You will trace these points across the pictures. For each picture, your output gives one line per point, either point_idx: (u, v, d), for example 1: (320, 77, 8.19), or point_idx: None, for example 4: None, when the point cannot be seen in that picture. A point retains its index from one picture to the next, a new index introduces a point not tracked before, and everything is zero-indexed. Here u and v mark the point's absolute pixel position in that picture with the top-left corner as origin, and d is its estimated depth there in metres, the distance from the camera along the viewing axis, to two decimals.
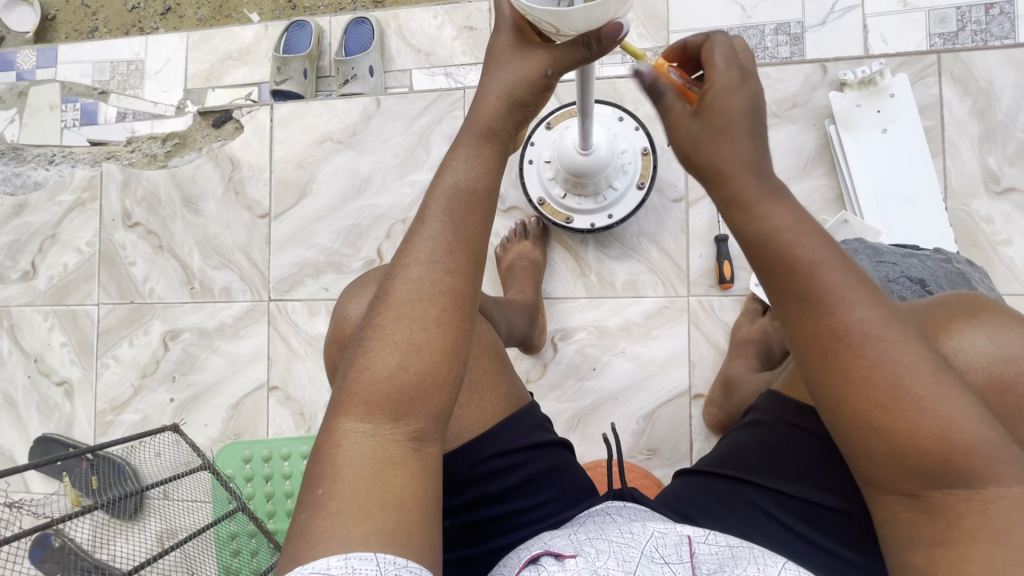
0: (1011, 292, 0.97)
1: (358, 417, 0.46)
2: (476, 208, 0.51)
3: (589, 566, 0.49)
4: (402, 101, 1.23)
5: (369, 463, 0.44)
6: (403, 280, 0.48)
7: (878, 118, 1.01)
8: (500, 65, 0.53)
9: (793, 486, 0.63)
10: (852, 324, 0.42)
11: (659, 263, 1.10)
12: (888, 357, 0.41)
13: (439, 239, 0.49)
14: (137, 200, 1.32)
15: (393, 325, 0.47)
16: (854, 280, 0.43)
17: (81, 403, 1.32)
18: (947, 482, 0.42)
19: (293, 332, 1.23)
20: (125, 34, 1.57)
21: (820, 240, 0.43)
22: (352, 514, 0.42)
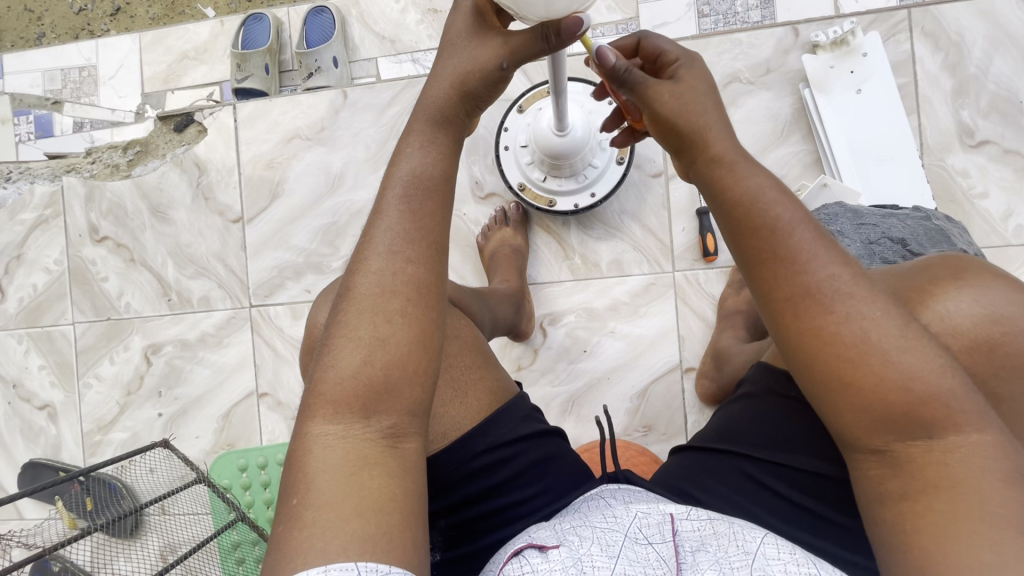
0: (989, 245, 0.98)
1: (326, 419, 0.46)
2: (433, 195, 0.49)
3: (572, 555, 0.50)
4: (370, 92, 1.19)
5: (343, 467, 0.44)
6: (366, 275, 0.47)
7: (852, 79, 1.00)
8: (454, 51, 0.51)
9: (793, 456, 0.63)
10: (818, 283, 0.43)
11: (642, 240, 1.09)
12: (855, 315, 0.43)
13: (397, 229, 0.48)
14: (103, 213, 1.28)
15: (357, 321, 0.46)
16: (819, 242, 0.44)
17: (67, 426, 1.29)
18: (914, 434, 0.43)
19: (279, 337, 1.21)
20: (75, 38, 1.49)
21: (792, 202, 0.45)
22: (330, 522, 0.42)
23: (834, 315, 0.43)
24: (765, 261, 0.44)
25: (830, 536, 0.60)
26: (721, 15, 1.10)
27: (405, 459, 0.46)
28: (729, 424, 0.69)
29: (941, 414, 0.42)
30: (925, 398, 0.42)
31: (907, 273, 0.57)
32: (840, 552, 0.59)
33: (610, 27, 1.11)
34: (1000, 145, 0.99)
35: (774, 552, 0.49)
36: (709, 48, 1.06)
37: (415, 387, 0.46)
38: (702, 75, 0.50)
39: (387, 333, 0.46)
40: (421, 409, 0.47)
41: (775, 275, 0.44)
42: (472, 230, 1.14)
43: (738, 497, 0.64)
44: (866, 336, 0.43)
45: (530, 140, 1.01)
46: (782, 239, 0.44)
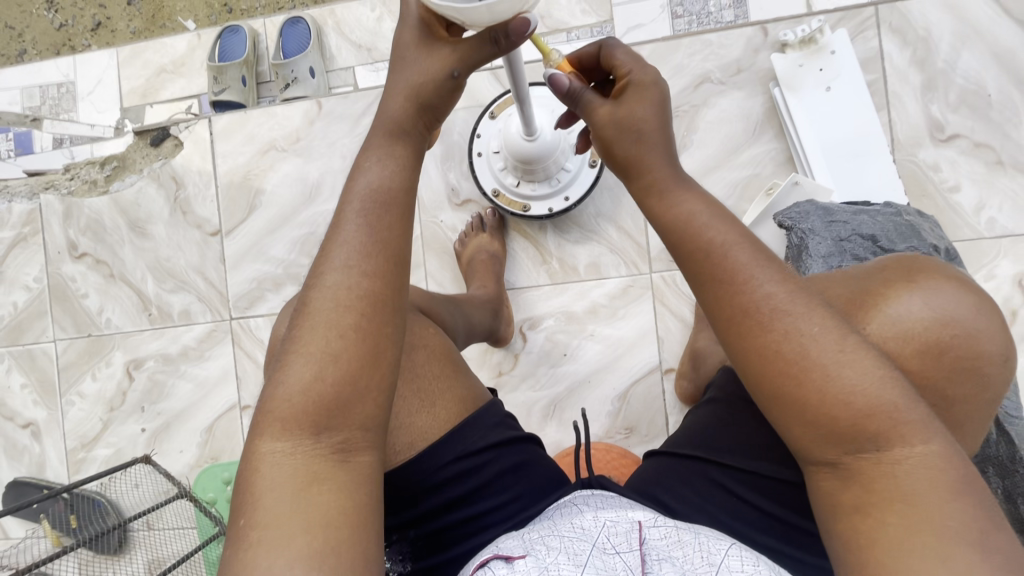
0: (962, 239, 0.98)
1: (275, 437, 0.45)
2: (393, 208, 0.49)
3: (539, 565, 0.50)
4: (344, 101, 1.19)
5: (291, 483, 0.44)
6: (319, 291, 0.47)
7: (821, 76, 1.00)
8: (405, 63, 0.51)
9: (761, 464, 0.63)
10: (758, 301, 0.44)
11: (619, 242, 1.09)
12: (799, 326, 0.43)
13: (355, 242, 0.48)
14: (82, 229, 1.28)
15: (310, 337, 0.46)
16: (760, 260, 0.45)
17: (50, 444, 1.28)
18: (859, 446, 0.43)
19: (259, 349, 1.20)
20: (55, 54, 1.49)
21: (726, 221, 0.46)
22: (274, 542, 0.42)
23: (781, 322, 0.43)
24: (708, 273, 0.45)
25: (800, 543, 0.61)
26: (694, 16, 1.09)
27: (358, 476, 0.46)
28: (699, 430, 0.68)
29: (887, 417, 0.42)
30: (872, 402, 0.42)
31: (865, 276, 0.57)
32: (799, 554, 0.60)
33: (582, 30, 1.11)
34: (970, 139, 0.99)
35: (738, 564, 0.49)
36: (680, 50, 1.07)
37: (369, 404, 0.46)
38: (654, 91, 0.49)
39: (340, 349, 0.46)
40: (375, 426, 0.47)
41: (726, 283, 0.44)
42: (450, 237, 1.14)
43: (710, 506, 0.63)
44: (813, 344, 0.43)
45: (502, 148, 1.01)
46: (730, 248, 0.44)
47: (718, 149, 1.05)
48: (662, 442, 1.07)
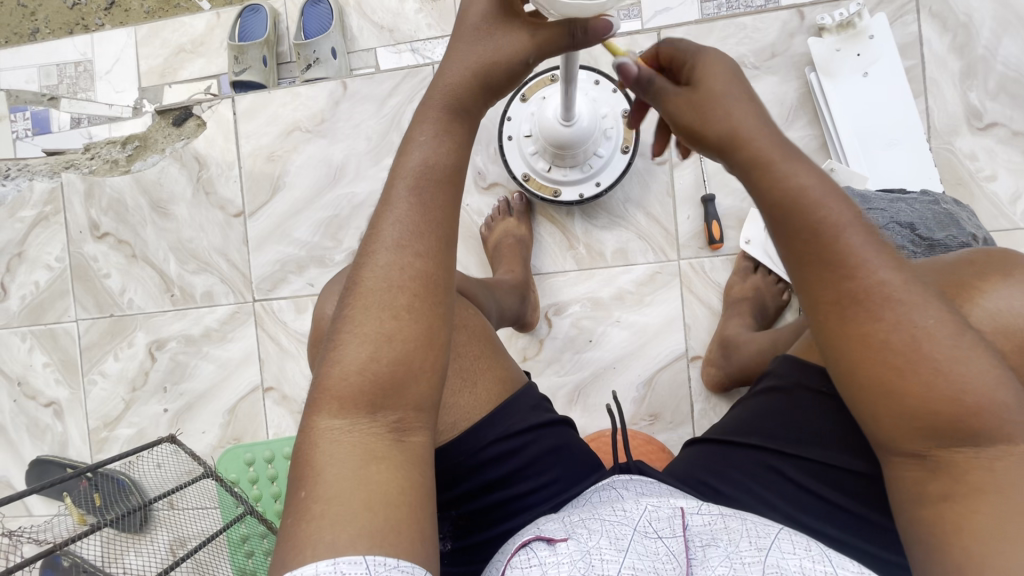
0: (997, 228, 0.97)
1: (333, 413, 0.45)
2: (443, 185, 0.48)
3: (581, 548, 0.49)
4: (369, 82, 1.17)
5: (353, 458, 0.44)
6: (376, 266, 0.46)
7: (858, 61, 0.99)
8: (473, 39, 0.49)
9: (823, 452, 0.63)
10: (876, 286, 0.43)
11: (647, 228, 1.08)
12: (911, 319, 0.43)
13: (405, 220, 0.47)
14: (103, 209, 1.27)
15: (376, 314, 0.46)
16: (873, 244, 0.44)
17: (73, 423, 1.29)
18: (956, 439, 0.43)
19: (282, 331, 1.20)
20: (69, 33, 1.48)
21: (843, 201, 0.44)
22: (337, 519, 0.42)
23: (900, 321, 0.43)
24: (810, 257, 0.44)
25: (865, 536, 0.60)
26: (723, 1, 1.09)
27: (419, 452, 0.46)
28: (753, 417, 0.69)
29: (1002, 416, 0.42)
30: (975, 400, 0.42)
31: (946, 268, 0.57)
32: (865, 546, 0.60)
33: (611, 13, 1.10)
34: (1009, 128, 0.97)
35: (790, 547, 0.49)
36: (713, 33, 1.05)
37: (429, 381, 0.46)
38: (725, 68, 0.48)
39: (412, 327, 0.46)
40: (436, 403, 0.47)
41: (840, 268, 0.43)
42: (476, 221, 1.13)
43: (765, 492, 0.64)
44: (930, 341, 0.42)
45: (534, 130, 0.99)
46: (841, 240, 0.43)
47: None
48: (687, 428, 1.07)
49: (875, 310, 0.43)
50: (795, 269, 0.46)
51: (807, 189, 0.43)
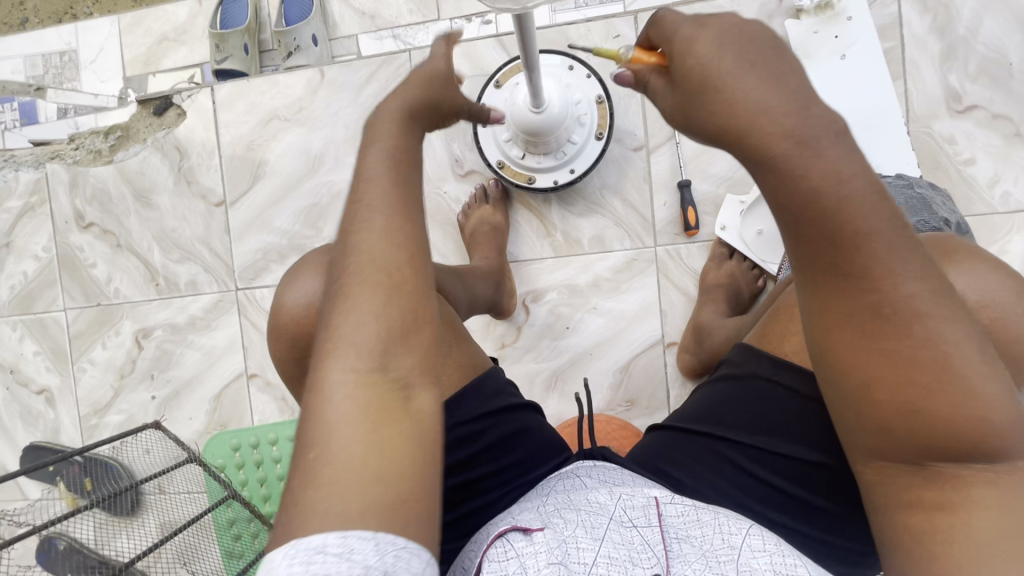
0: (975, 213, 0.96)
1: (336, 374, 0.43)
2: (414, 167, 0.50)
3: (557, 536, 0.50)
4: (346, 70, 1.16)
5: (362, 427, 0.41)
6: (370, 237, 0.45)
7: (836, 44, 0.97)
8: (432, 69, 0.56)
9: (772, 441, 0.63)
10: (902, 296, 0.43)
11: (624, 215, 1.08)
12: (936, 331, 0.43)
13: (389, 190, 0.47)
14: (88, 199, 1.28)
15: (373, 288, 0.44)
16: (908, 252, 0.43)
17: (65, 410, 1.32)
18: (960, 453, 0.44)
19: (265, 319, 1.22)
20: (58, 22, 1.46)
21: (885, 208, 0.43)
22: (345, 491, 0.39)
23: (926, 330, 0.43)
24: (843, 264, 0.43)
25: (808, 520, 0.62)
26: None
27: (413, 424, 0.43)
28: (711, 404, 0.68)
29: (1003, 431, 0.43)
30: (980, 414, 0.43)
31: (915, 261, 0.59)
32: (810, 531, 0.62)
33: None
34: (988, 110, 0.96)
35: (759, 543, 0.50)
36: (691, 16, 1.03)
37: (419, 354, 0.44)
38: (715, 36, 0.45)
39: (407, 306, 0.44)
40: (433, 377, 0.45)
41: (871, 276, 0.43)
42: (453, 208, 1.13)
43: (718, 480, 0.64)
44: (951, 352, 0.43)
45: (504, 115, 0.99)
46: (875, 239, 0.42)
47: None
48: (663, 414, 1.08)
49: (889, 322, 0.43)
50: (820, 271, 0.45)
51: (833, 182, 0.42)
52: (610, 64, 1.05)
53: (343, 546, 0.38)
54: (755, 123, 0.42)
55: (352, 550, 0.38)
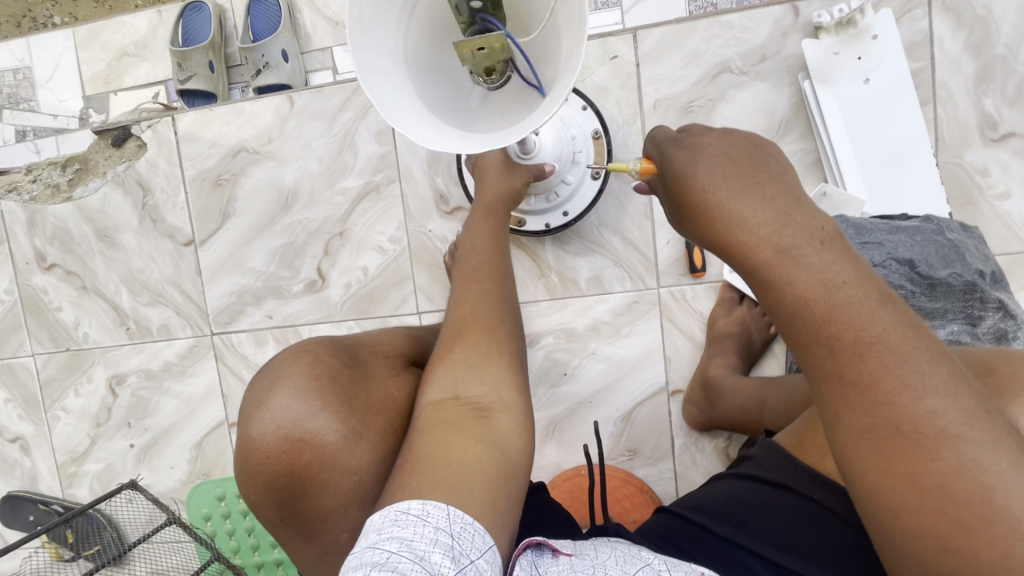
0: (1008, 252, 0.88)
1: (432, 401, 0.56)
2: (494, 253, 0.70)
3: (586, 562, 0.52)
4: (318, 96, 1.06)
5: (446, 440, 0.52)
6: (471, 304, 0.63)
7: (858, 66, 0.87)
8: (492, 179, 0.78)
9: (809, 567, 0.59)
10: (917, 415, 0.40)
11: (624, 255, 1.00)
12: (969, 456, 0.38)
13: (482, 253, 0.70)
14: (48, 238, 1.19)
15: (471, 342, 0.59)
16: (920, 365, 0.40)
17: (41, 458, 1.26)
18: None
19: (243, 365, 1.14)
20: (16, 27, 1.33)
21: (886, 313, 0.42)
22: (435, 483, 0.47)
23: (963, 457, 0.38)
24: (850, 379, 0.42)
25: None
26: None
27: (497, 436, 0.53)
28: (737, 506, 0.67)
29: None
30: None
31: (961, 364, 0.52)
32: None
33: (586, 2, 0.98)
34: None
35: None
36: (696, 34, 0.93)
37: (509, 388, 0.57)
38: (722, 145, 0.50)
39: (502, 352, 0.60)
40: (522, 407, 0.57)
41: (870, 391, 0.41)
42: (439, 248, 1.05)
43: None
44: (994, 481, 0.38)
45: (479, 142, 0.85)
46: (884, 356, 0.41)
47: None
48: (667, 464, 1.02)
49: (926, 444, 0.39)
50: (829, 389, 0.43)
51: (829, 283, 0.43)
52: (607, 89, 0.95)
53: (423, 510, 0.45)
54: (748, 239, 0.45)
55: (428, 514, 0.45)
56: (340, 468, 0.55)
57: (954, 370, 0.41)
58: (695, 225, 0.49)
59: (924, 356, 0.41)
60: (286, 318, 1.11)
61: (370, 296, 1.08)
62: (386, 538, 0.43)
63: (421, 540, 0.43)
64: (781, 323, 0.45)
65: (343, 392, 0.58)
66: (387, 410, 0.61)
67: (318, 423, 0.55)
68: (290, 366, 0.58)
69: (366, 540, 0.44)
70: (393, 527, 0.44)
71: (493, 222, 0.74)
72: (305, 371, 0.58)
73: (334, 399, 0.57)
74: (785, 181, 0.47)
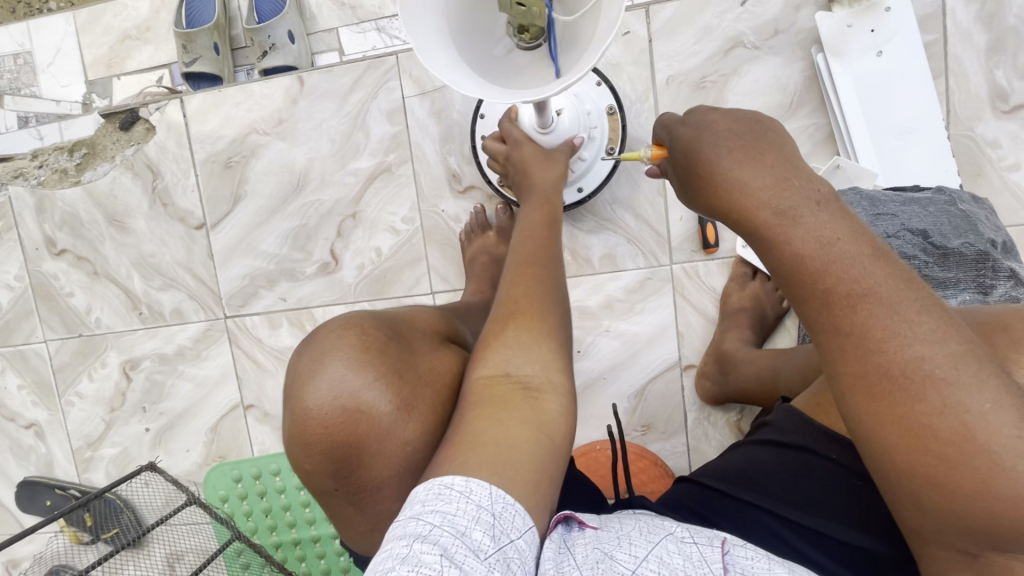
0: (1017, 223, 0.89)
1: (483, 375, 0.55)
2: (545, 231, 0.71)
3: (613, 534, 0.53)
4: (328, 76, 1.05)
5: (501, 415, 0.51)
6: (525, 286, 0.62)
7: (871, 39, 0.87)
8: (534, 161, 0.79)
9: (828, 524, 0.61)
10: (909, 364, 0.40)
11: (637, 232, 1.00)
12: (958, 401, 0.39)
13: (533, 233, 0.70)
14: (57, 224, 1.19)
15: (522, 322, 0.58)
16: (913, 317, 0.41)
17: (56, 443, 1.26)
18: (997, 542, 0.40)
19: (257, 348, 1.15)
20: (12, 12, 1.31)
21: (880, 266, 0.42)
22: (483, 461, 0.47)
23: (957, 403, 0.39)
24: (845, 330, 0.42)
25: None
26: None
27: (546, 417, 0.52)
28: (754, 468, 0.68)
29: None
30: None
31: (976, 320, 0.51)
32: None
33: None
34: None
35: None
36: (709, 8, 0.93)
37: (559, 370, 0.56)
38: (724, 116, 0.51)
39: (552, 333, 0.58)
40: (569, 388, 0.56)
41: (863, 342, 0.42)
42: (453, 228, 1.05)
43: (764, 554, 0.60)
44: (987, 426, 0.38)
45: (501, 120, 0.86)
46: (880, 309, 0.41)
47: None
48: (680, 438, 1.03)
49: (919, 391, 0.40)
50: (832, 344, 0.44)
51: (824, 243, 0.43)
52: (620, 65, 0.95)
53: (465, 487, 0.45)
54: (748, 203, 0.46)
55: (470, 492, 0.45)
56: (392, 443, 0.52)
57: (949, 321, 0.41)
58: (698, 194, 0.50)
59: (921, 307, 0.41)
60: (300, 300, 1.11)
61: (383, 277, 1.08)
62: (430, 511, 0.43)
63: (464, 516, 0.43)
64: (780, 279, 0.46)
65: (395, 364, 0.54)
66: (434, 383, 0.56)
67: (373, 397, 0.51)
68: (338, 338, 0.54)
69: (410, 510, 0.44)
70: (436, 501, 0.44)
71: (545, 211, 0.74)
72: (353, 344, 0.54)
73: (384, 373, 0.53)
74: (784, 150, 0.48)
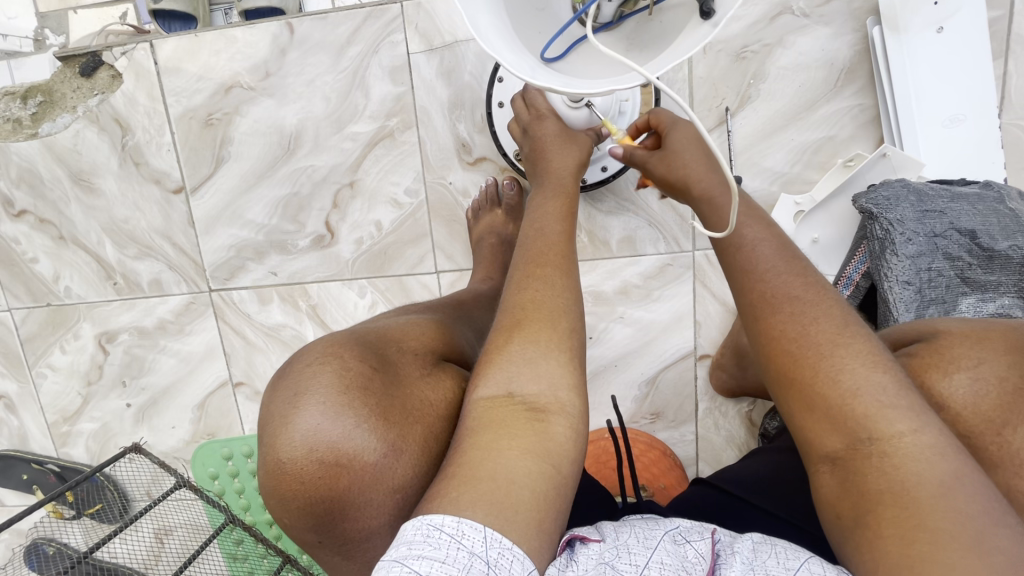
0: None
1: (482, 392, 0.50)
2: (564, 219, 0.65)
3: (615, 545, 0.47)
4: (322, 24, 0.93)
5: (498, 438, 0.46)
6: (535, 290, 0.56)
7: (934, 12, 0.79)
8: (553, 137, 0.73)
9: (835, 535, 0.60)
10: (770, 286, 0.52)
11: (660, 215, 0.95)
12: (802, 313, 0.49)
13: (548, 219, 0.65)
14: (15, 181, 1.06)
15: (534, 328, 0.53)
16: (784, 264, 0.53)
17: (28, 416, 1.18)
18: (855, 439, 0.44)
19: (247, 324, 1.07)
20: None
21: (766, 230, 0.56)
22: (476, 495, 0.41)
23: (808, 315, 0.49)
24: (732, 266, 0.55)
25: None
26: None
27: (552, 444, 0.47)
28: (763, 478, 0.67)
29: (904, 419, 0.43)
30: (870, 402, 0.44)
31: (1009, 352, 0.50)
32: None
33: None
34: None
35: (820, 569, 0.43)
36: None
37: (571, 388, 0.50)
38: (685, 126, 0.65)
39: (564, 347, 0.52)
40: (581, 410, 0.50)
41: (746, 270, 0.54)
42: (460, 203, 0.97)
43: None
44: (830, 341, 0.47)
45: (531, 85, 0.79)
46: (761, 252, 0.54)
47: (789, 105, 0.87)
48: (689, 427, 1.01)
49: (776, 304, 0.51)
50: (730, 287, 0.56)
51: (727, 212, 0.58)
52: None
53: (457, 530, 0.39)
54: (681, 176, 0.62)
55: (462, 535, 0.39)
56: (379, 485, 0.44)
57: (814, 278, 0.52)
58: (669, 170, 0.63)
59: (783, 260, 0.53)
60: (292, 276, 1.03)
61: (383, 254, 1.00)
62: (416, 556, 0.37)
63: (454, 565, 0.37)
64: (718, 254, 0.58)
65: (384, 400, 0.46)
66: (428, 415, 0.49)
67: (355, 437, 0.43)
68: (314, 372, 0.46)
69: (394, 553, 0.38)
70: (423, 545, 0.38)
71: (564, 201, 0.68)
72: (333, 379, 0.46)
73: (373, 411, 0.45)
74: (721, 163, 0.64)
